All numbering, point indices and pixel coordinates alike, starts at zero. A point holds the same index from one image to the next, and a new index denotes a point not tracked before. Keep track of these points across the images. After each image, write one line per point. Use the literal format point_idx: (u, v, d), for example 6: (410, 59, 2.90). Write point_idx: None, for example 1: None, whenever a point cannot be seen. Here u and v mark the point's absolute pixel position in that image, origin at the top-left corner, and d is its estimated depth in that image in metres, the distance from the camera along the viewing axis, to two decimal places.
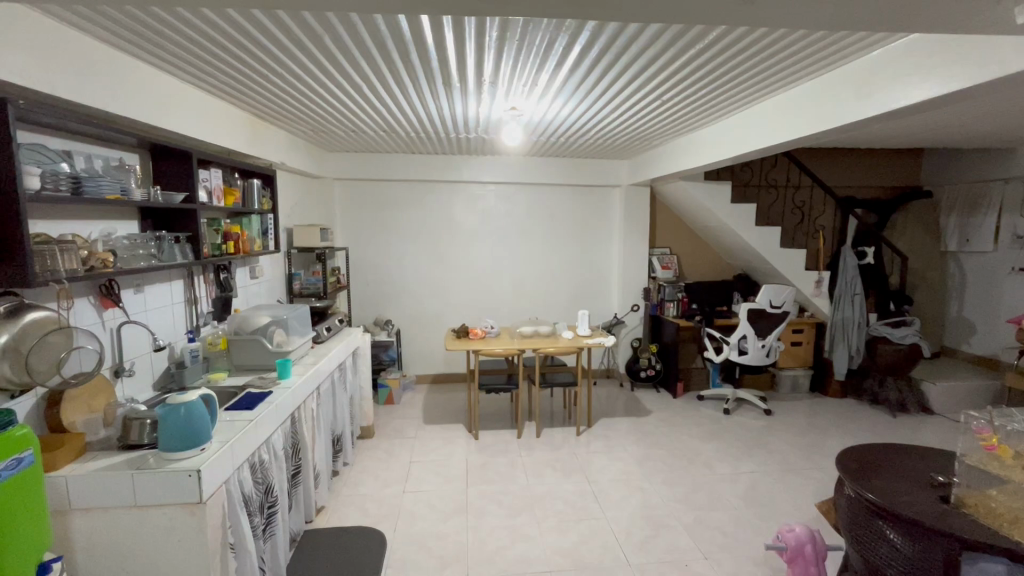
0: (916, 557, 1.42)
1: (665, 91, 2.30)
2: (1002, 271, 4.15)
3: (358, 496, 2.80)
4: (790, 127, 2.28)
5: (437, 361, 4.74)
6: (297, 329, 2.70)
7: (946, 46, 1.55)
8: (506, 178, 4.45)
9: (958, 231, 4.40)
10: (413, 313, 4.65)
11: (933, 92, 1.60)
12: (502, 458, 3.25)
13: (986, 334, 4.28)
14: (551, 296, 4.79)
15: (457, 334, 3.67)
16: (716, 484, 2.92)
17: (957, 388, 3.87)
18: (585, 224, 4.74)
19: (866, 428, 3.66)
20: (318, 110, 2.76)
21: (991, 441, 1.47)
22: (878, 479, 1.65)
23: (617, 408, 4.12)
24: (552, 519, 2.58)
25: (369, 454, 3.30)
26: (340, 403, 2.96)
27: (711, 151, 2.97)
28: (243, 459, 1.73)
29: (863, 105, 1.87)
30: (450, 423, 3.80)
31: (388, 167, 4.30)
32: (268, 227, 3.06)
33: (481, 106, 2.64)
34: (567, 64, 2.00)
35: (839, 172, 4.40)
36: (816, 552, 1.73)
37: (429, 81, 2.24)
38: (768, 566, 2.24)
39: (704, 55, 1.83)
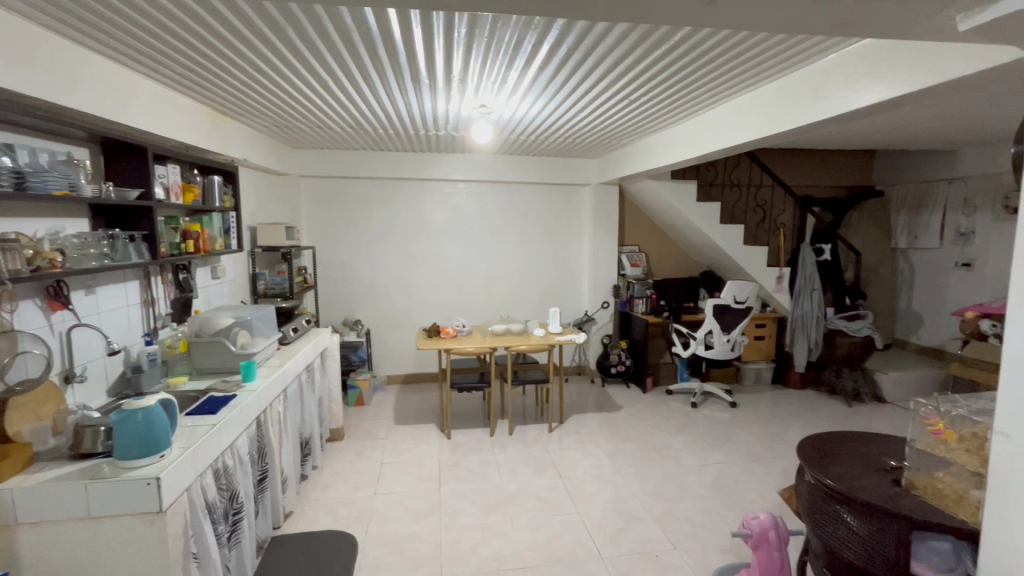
0: (871, 538, 1.49)
1: (631, 91, 2.35)
2: (947, 266, 4.40)
3: (328, 499, 2.74)
4: (752, 127, 2.35)
5: (408, 361, 4.69)
6: (262, 331, 2.63)
7: (896, 51, 1.63)
8: (476, 176, 4.43)
9: (906, 228, 4.66)
10: (383, 313, 4.58)
11: (882, 94, 1.69)
12: (474, 457, 3.24)
13: (933, 326, 4.52)
14: (523, 294, 4.81)
15: (427, 332, 3.63)
16: (684, 475, 2.99)
17: (908, 377, 4.08)
18: (556, 222, 4.77)
19: (824, 418, 3.82)
20: (282, 105, 2.69)
21: (937, 426, 1.55)
22: (836, 464, 1.72)
23: (588, 404, 4.16)
24: (525, 516, 2.59)
25: (339, 456, 3.24)
26: (308, 404, 2.90)
27: (677, 151, 3.04)
28: (206, 465, 1.68)
29: (821, 106, 1.94)
30: (422, 423, 3.77)
31: (356, 165, 4.23)
32: (231, 225, 2.96)
33: (451, 103, 2.63)
34: (537, 62, 2.00)
35: (798, 172, 4.57)
36: (780, 538, 1.77)
37: (397, 78, 2.22)
38: (734, 552, 2.31)
39: (670, 56, 1.88)
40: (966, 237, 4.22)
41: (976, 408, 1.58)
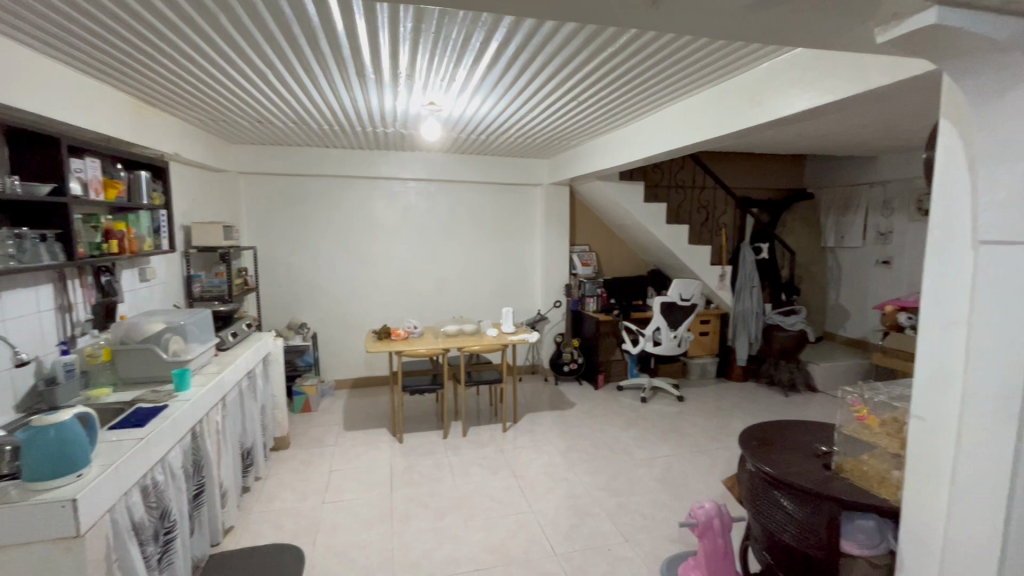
0: (806, 520, 1.57)
1: (580, 93, 2.39)
2: (869, 263, 4.75)
3: (272, 511, 2.62)
4: (694, 131, 2.44)
5: (358, 364, 4.55)
6: (198, 337, 2.47)
7: (822, 62, 1.74)
8: (426, 175, 4.36)
9: (834, 229, 5.00)
10: (330, 315, 4.43)
11: (811, 102, 1.79)
12: (427, 460, 3.19)
13: (858, 320, 4.87)
14: (475, 294, 4.78)
15: (377, 335, 3.54)
16: (634, 469, 3.07)
17: (837, 367, 4.37)
18: (508, 222, 4.78)
19: (763, 408, 4.03)
20: (216, 97, 2.54)
21: (861, 412, 1.69)
22: (773, 452, 1.81)
23: (541, 403, 4.20)
24: (480, 517, 2.57)
25: (284, 466, 3.10)
26: (250, 412, 2.75)
27: (624, 153, 3.12)
28: (132, 483, 1.55)
29: (757, 112, 2.04)
30: (373, 428, 3.67)
31: (300, 161, 4.07)
32: (161, 224, 2.77)
33: (399, 99, 2.57)
34: (485, 60, 1.99)
35: (739, 174, 4.80)
36: (723, 525, 1.83)
37: (340, 72, 2.14)
38: (681, 541, 2.39)
39: (616, 59, 1.92)
40: (885, 237, 4.57)
41: (895, 394, 1.73)
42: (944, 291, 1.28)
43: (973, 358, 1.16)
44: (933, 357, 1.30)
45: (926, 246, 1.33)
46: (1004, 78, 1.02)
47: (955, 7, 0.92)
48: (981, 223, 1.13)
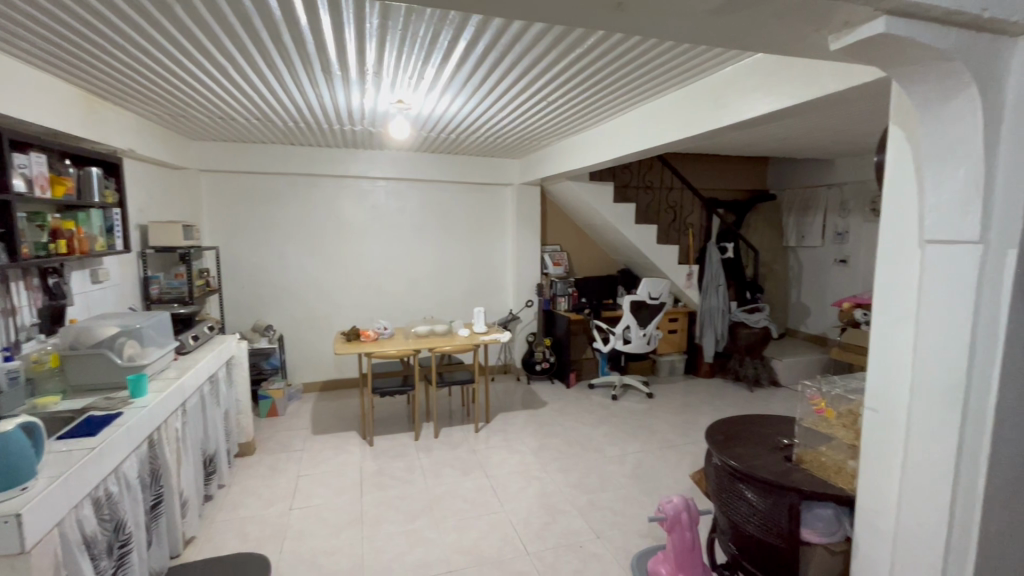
0: (768, 510, 1.62)
1: (549, 93, 2.40)
2: (828, 262, 4.94)
3: (237, 519, 2.54)
4: (661, 132, 2.49)
5: (327, 366, 4.46)
6: (155, 340, 2.38)
7: (781, 67, 1.79)
8: (395, 173, 4.30)
9: (795, 229, 5.17)
10: (297, 317, 4.32)
11: (771, 105, 1.84)
12: (398, 462, 3.15)
13: (817, 316, 5.06)
14: (446, 294, 4.75)
15: (346, 337, 3.47)
16: (605, 466, 3.11)
17: (799, 363, 4.53)
18: (479, 222, 4.77)
19: (729, 403, 4.14)
20: (174, 92, 2.44)
21: (820, 405, 1.78)
22: (737, 446, 1.86)
23: (514, 402, 4.21)
24: (452, 518, 2.56)
25: (250, 472, 3.01)
26: (212, 418, 2.66)
27: (594, 154, 3.15)
28: (83, 496, 1.48)
29: (720, 115, 2.09)
30: (342, 432, 3.60)
31: (264, 159, 3.96)
32: (115, 223, 2.65)
33: (366, 97, 2.53)
34: (453, 59, 1.98)
35: (704, 176, 4.92)
36: (691, 518, 1.86)
37: (305, 68, 2.09)
38: (651, 536, 2.43)
39: (584, 60, 1.93)
40: (842, 237, 4.76)
41: (851, 387, 1.82)
42: (895, 289, 1.34)
43: (921, 353, 1.22)
44: (886, 352, 1.36)
45: (878, 246, 1.39)
46: (947, 86, 1.08)
47: (903, 17, 0.97)
48: (929, 224, 1.19)
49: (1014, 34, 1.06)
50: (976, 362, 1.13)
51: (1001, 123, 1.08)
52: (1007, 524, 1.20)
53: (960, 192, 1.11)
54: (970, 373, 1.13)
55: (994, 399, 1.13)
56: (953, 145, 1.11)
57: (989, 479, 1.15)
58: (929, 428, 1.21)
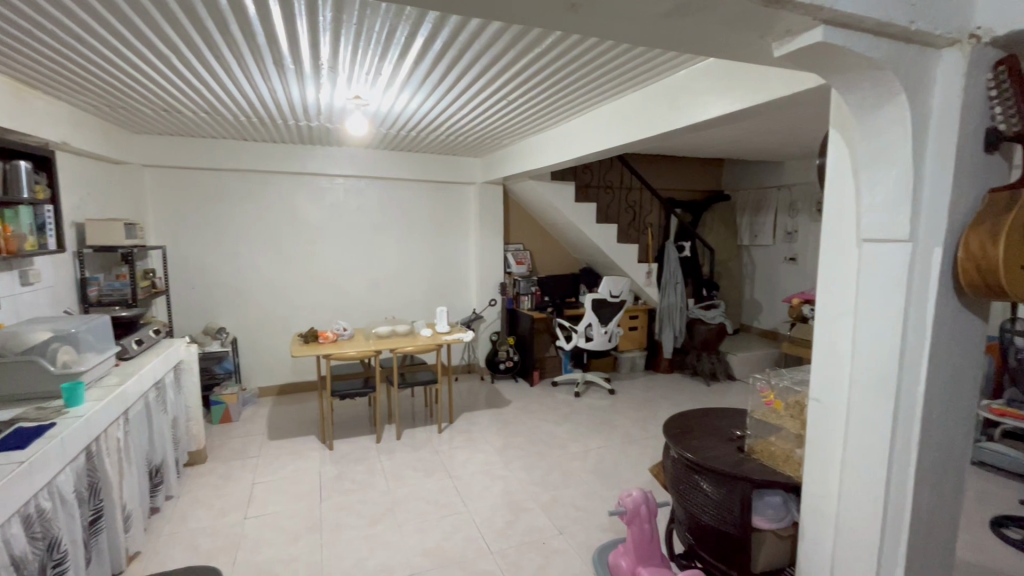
0: (723, 500, 1.68)
1: (509, 93, 2.40)
2: (778, 260, 5.16)
3: (187, 531, 2.43)
4: (619, 133, 2.53)
5: (284, 370, 4.32)
6: (94, 346, 2.24)
7: (731, 72, 1.86)
8: (353, 171, 4.20)
9: (749, 228, 5.38)
10: (252, 319, 4.17)
11: (722, 109, 1.91)
12: (359, 466, 3.08)
13: (769, 312, 5.28)
14: (408, 294, 4.69)
15: (303, 339, 3.37)
16: (568, 462, 3.15)
17: (752, 357, 4.71)
18: (441, 220, 4.73)
19: (687, 397, 4.26)
20: (112, 82, 2.31)
21: (768, 397, 1.83)
22: (694, 439, 1.91)
23: (478, 402, 4.20)
24: (415, 520, 2.53)
25: (201, 482, 2.88)
26: (158, 427, 2.53)
27: (554, 154, 3.18)
28: (10, 514, 1.38)
29: (675, 117, 2.15)
30: (300, 436, 3.50)
31: (215, 154, 3.80)
32: (47, 220, 2.49)
33: (322, 92, 2.46)
34: (411, 56, 1.96)
35: (662, 177, 5.07)
36: (649, 510, 1.90)
37: (256, 61, 2.02)
38: (612, 529, 2.47)
39: (543, 60, 1.94)
40: (791, 236, 4.98)
41: (797, 379, 1.90)
42: (836, 285, 1.41)
43: (860, 346, 1.29)
44: (829, 345, 1.43)
45: (821, 244, 1.46)
46: (880, 93, 1.14)
47: (839, 27, 1.02)
48: (866, 224, 1.25)
49: (939, 46, 1.13)
50: (908, 354, 1.20)
51: (928, 129, 1.16)
52: (934, 505, 1.29)
53: (893, 194, 1.18)
54: (902, 364, 1.21)
55: (924, 388, 1.21)
56: (887, 149, 1.18)
57: (919, 464, 1.23)
58: (868, 417, 1.28)
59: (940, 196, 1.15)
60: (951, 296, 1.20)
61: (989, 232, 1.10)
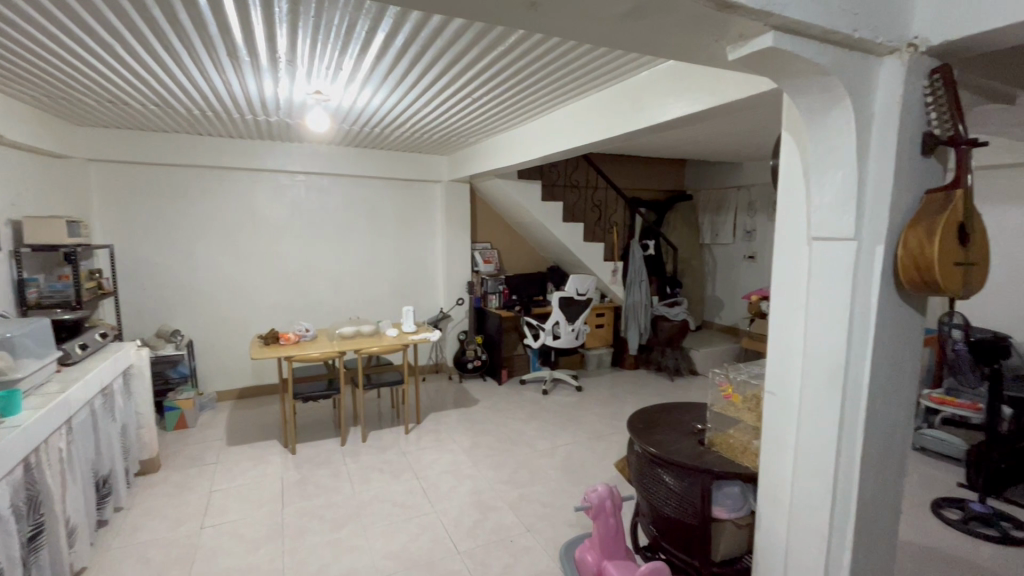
0: (684, 492, 1.72)
1: (474, 91, 2.39)
2: (739, 258, 5.32)
3: (138, 544, 2.32)
4: (583, 132, 2.55)
5: (243, 373, 4.18)
6: (32, 352, 2.11)
7: (690, 75, 1.90)
8: (315, 168, 4.10)
9: (710, 227, 5.54)
10: (209, 320, 4.01)
11: (682, 110, 1.95)
12: (323, 470, 3.01)
13: (730, 308, 5.45)
14: (374, 293, 4.61)
15: (264, 340, 3.27)
16: (536, 460, 3.16)
17: (714, 352, 4.85)
18: (407, 218, 4.67)
19: (652, 393, 4.35)
20: (51, 72, 2.17)
21: (727, 390, 1.89)
22: (657, 433, 1.95)
23: (445, 401, 4.17)
24: (381, 523, 2.49)
25: (154, 492, 2.76)
26: (105, 436, 2.40)
27: (520, 152, 3.18)
28: None
29: (637, 118, 2.19)
30: (261, 441, 3.39)
31: (167, 149, 3.64)
32: None
33: (280, 86, 2.39)
34: (372, 51, 1.92)
35: (626, 176, 5.16)
36: (614, 505, 1.93)
37: (208, 52, 1.94)
38: (579, 525, 2.50)
39: (507, 58, 1.94)
40: (750, 235, 5.15)
41: (754, 372, 1.97)
42: (789, 282, 1.46)
43: (810, 339, 1.35)
44: (782, 339, 1.49)
45: (775, 242, 1.51)
46: (826, 98, 1.19)
47: (787, 33, 1.06)
48: (815, 222, 1.30)
49: (879, 53, 1.18)
50: (853, 347, 1.26)
51: (871, 132, 1.21)
52: (879, 490, 1.36)
53: (839, 193, 1.23)
54: (848, 355, 1.26)
55: (868, 378, 1.27)
56: (834, 151, 1.23)
57: (864, 451, 1.30)
58: (817, 406, 1.33)
59: (882, 196, 1.21)
60: (892, 291, 1.26)
61: (924, 231, 1.16)
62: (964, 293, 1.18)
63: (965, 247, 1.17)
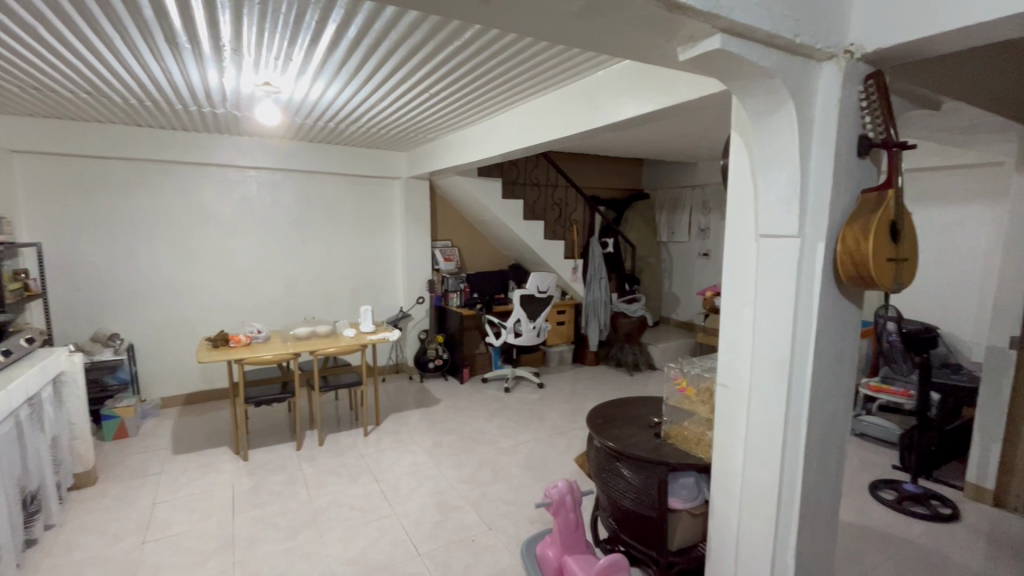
0: (642, 484, 1.76)
1: (430, 87, 2.35)
2: (694, 256, 5.48)
3: (72, 563, 2.16)
4: (542, 130, 2.56)
5: (191, 377, 3.98)
6: None
7: (644, 75, 1.94)
8: (267, 163, 3.93)
9: (667, 225, 5.68)
10: (151, 323, 3.79)
11: (636, 110, 1.98)
12: (277, 476, 2.91)
13: (686, 304, 5.61)
14: (330, 292, 4.48)
15: (212, 343, 3.12)
16: (499, 458, 3.16)
17: (671, 347, 4.99)
18: (365, 216, 4.56)
19: (612, 388, 4.44)
20: None
21: (681, 384, 1.93)
22: (615, 428, 1.99)
23: (406, 402, 4.11)
24: (338, 529, 2.43)
25: (90, 506, 2.58)
26: (31, 448, 2.23)
27: (479, 149, 3.16)
28: None
29: (593, 117, 2.21)
30: (210, 448, 3.24)
31: (102, 141, 3.40)
32: None
33: (224, 76, 2.27)
34: (323, 43, 1.86)
35: (585, 175, 5.23)
36: (574, 500, 1.95)
37: (145, 38, 1.83)
38: (540, 521, 2.51)
39: (464, 54, 1.91)
40: (704, 233, 5.31)
41: (707, 366, 2.02)
42: (739, 278, 1.51)
43: (759, 333, 1.39)
44: (733, 333, 1.54)
45: (726, 239, 1.55)
46: (772, 100, 1.23)
47: (734, 36, 1.09)
48: (763, 220, 1.35)
49: (820, 59, 1.24)
50: (798, 339, 1.32)
51: (813, 134, 1.27)
52: (821, 475, 1.43)
53: (784, 192, 1.28)
54: (794, 348, 1.32)
55: (811, 369, 1.33)
56: (780, 151, 1.28)
57: (808, 438, 1.36)
58: (766, 397, 1.38)
59: (823, 196, 1.26)
60: (833, 286, 1.32)
61: (860, 228, 1.23)
62: (896, 287, 1.26)
63: (897, 244, 1.24)
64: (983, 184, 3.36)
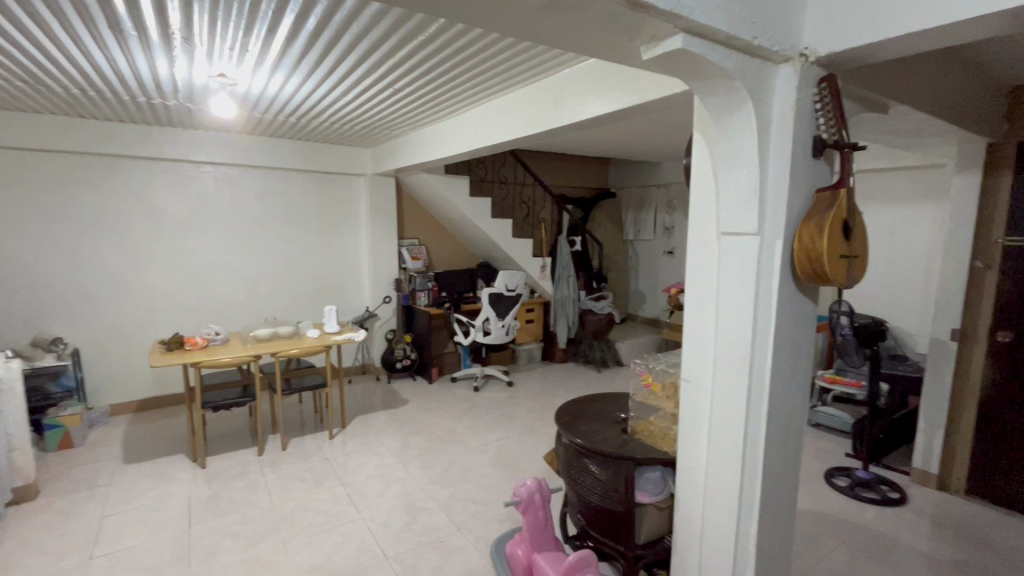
0: (609, 480, 1.77)
1: (394, 82, 2.30)
2: (659, 253, 5.58)
3: None
4: (509, 127, 2.54)
5: (143, 383, 3.79)
6: None
7: (609, 74, 1.95)
8: (224, 158, 3.78)
9: (633, 223, 5.77)
10: (99, 327, 3.59)
11: (602, 109, 2.00)
12: (238, 483, 2.80)
13: (652, 301, 5.71)
14: (293, 292, 4.35)
15: (165, 346, 2.98)
16: (468, 458, 3.14)
17: (637, 343, 5.07)
18: (328, 213, 4.44)
19: (580, 385, 4.48)
20: None
21: (647, 379, 1.95)
22: (583, 424, 2.00)
23: (373, 403, 4.03)
24: (302, 535, 2.36)
25: (31, 522, 2.42)
26: None
27: (445, 146, 3.12)
28: None
29: (559, 115, 2.21)
30: (165, 457, 3.10)
31: (42, 133, 3.19)
32: None
33: (175, 66, 2.16)
34: (281, 34, 1.79)
35: (552, 174, 5.26)
36: (542, 498, 1.95)
37: (86, 24, 1.72)
38: (509, 520, 2.51)
39: (428, 49, 1.88)
40: (669, 231, 5.41)
41: (671, 362, 2.05)
42: (702, 275, 1.54)
43: (721, 328, 1.42)
44: (696, 329, 1.57)
45: (689, 236, 1.58)
46: (731, 100, 1.26)
47: (695, 36, 1.11)
48: (724, 218, 1.38)
49: (776, 61, 1.27)
50: (758, 334, 1.35)
51: (771, 134, 1.30)
52: (780, 466, 1.47)
53: (743, 191, 1.31)
54: (754, 343, 1.35)
55: (769, 362, 1.37)
56: (739, 151, 1.31)
57: (768, 430, 1.40)
58: (727, 391, 1.42)
59: (781, 194, 1.30)
60: (790, 282, 1.36)
61: (816, 225, 1.27)
62: (849, 283, 1.31)
63: (849, 240, 1.29)
64: (927, 185, 3.54)
